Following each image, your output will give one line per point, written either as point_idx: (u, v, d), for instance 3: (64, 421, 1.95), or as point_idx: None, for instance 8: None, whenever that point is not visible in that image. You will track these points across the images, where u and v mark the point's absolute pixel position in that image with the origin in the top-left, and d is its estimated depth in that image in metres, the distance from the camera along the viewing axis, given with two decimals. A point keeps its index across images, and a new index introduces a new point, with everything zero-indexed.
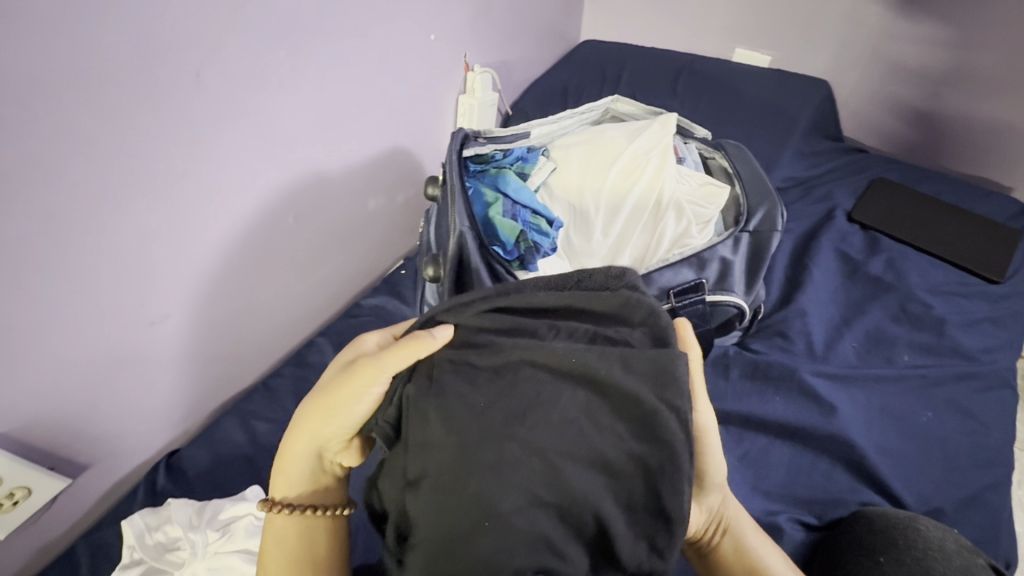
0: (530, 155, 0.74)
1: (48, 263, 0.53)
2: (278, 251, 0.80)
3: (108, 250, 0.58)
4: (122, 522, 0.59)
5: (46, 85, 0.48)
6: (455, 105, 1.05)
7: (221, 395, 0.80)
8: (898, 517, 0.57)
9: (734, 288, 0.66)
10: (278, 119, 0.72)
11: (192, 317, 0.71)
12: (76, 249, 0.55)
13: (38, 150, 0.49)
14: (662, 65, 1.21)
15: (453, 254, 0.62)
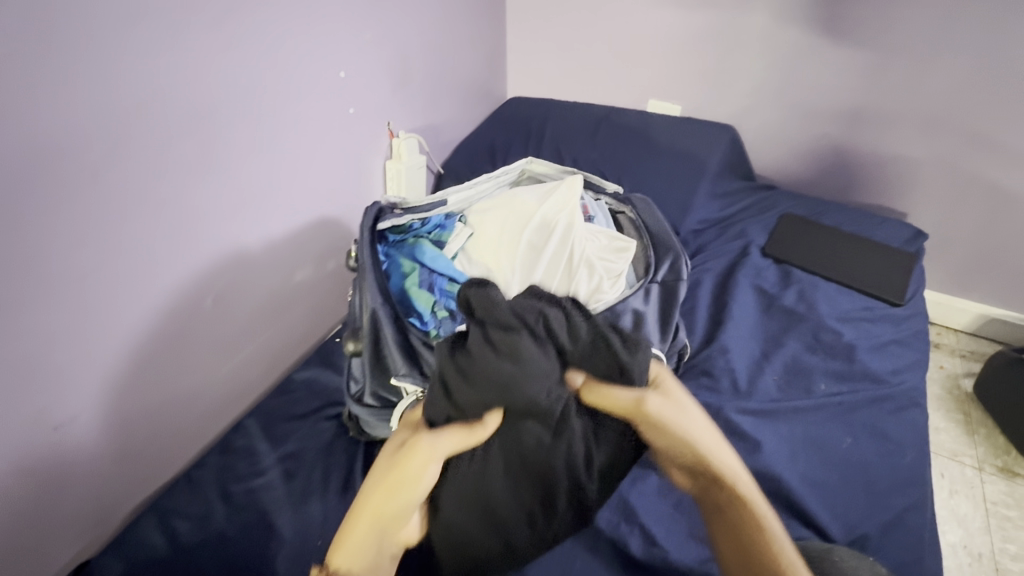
0: (447, 222, 0.76)
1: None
2: (199, 334, 0.78)
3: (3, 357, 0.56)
4: None
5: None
6: (383, 170, 1.06)
7: (139, 492, 0.75)
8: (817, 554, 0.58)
9: (650, 336, 0.70)
10: (191, 205, 0.72)
11: (103, 414, 0.68)
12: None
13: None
14: (582, 120, 1.28)
15: (369, 331, 0.64)
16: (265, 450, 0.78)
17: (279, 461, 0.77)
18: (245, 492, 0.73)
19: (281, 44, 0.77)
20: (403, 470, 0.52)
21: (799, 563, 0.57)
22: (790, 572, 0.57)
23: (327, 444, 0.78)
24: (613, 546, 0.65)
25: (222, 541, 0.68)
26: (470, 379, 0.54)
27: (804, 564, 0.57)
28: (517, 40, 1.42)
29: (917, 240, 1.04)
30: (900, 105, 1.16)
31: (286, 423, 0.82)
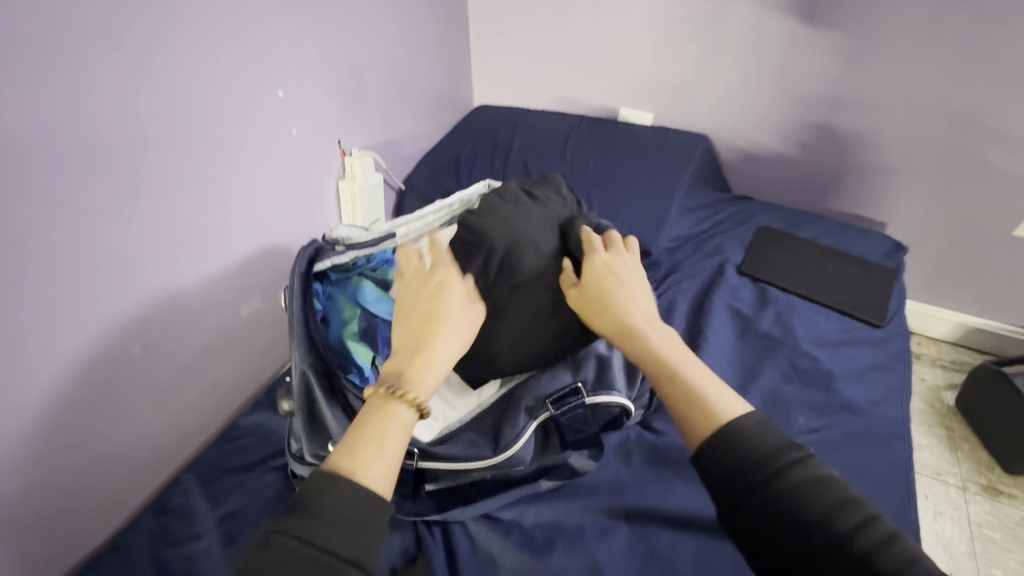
0: (396, 257, 0.70)
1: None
2: (128, 388, 0.70)
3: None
4: None
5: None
6: (336, 192, 1.00)
7: (60, 563, 0.68)
8: (859, 508, 0.44)
9: (615, 386, 0.66)
10: (106, 247, 0.64)
11: (8, 486, 0.60)
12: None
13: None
14: (551, 130, 1.22)
15: (301, 392, 0.58)
16: (203, 510, 0.71)
17: (217, 523, 0.70)
18: (178, 561, 0.66)
19: (205, 62, 0.70)
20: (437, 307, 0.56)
21: (825, 498, 0.44)
22: (810, 503, 0.44)
23: (271, 501, 0.72)
24: None
25: None
26: (482, 232, 0.70)
27: (836, 513, 0.43)
28: (482, 45, 1.35)
29: (897, 254, 1.00)
30: (877, 109, 1.12)
31: (228, 476, 0.75)
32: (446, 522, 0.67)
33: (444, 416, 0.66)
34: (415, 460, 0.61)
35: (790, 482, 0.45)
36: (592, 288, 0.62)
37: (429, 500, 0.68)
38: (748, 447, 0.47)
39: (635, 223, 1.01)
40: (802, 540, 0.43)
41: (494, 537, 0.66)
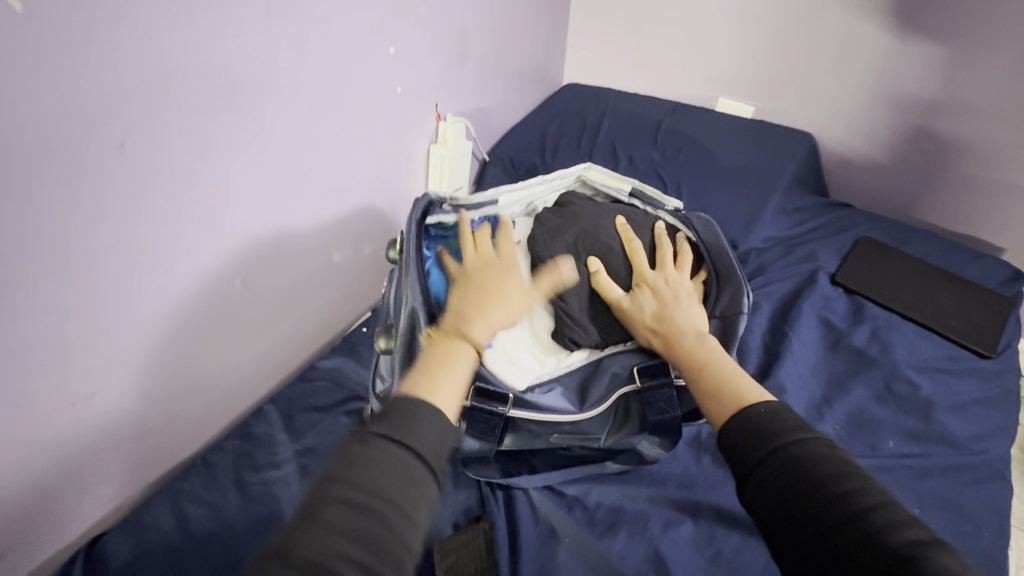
0: (495, 222, 0.71)
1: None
2: (227, 317, 0.75)
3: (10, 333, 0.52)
4: None
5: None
6: (426, 155, 1.00)
7: (158, 468, 0.74)
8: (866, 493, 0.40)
9: None
10: (223, 182, 0.67)
11: (124, 392, 0.65)
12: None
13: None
14: (642, 115, 1.18)
15: (404, 329, 0.60)
16: (283, 440, 0.75)
17: (296, 455, 0.74)
18: (260, 484, 0.71)
19: (332, 14, 0.72)
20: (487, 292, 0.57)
21: (822, 469, 0.42)
22: (810, 470, 0.42)
23: None
24: None
25: (230, 534, 0.66)
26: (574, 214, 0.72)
27: (842, 486, 0.40)
28: (580, 22, 1.31)
29: (1015, 284, 0.92)
30: (1008, 124, 1.03)
31: (307, 413, 0.78)
32: (509, 487, 0.67)
33: (532, 371, 0.63)
34: (507, 405, 0.60)
35: (798, 451, 0.43)
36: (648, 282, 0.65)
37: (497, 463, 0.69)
38: (766, 422, 0.46)
39: (726, 219, 0.97)
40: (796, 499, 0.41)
41: (556, 510, 0.66)
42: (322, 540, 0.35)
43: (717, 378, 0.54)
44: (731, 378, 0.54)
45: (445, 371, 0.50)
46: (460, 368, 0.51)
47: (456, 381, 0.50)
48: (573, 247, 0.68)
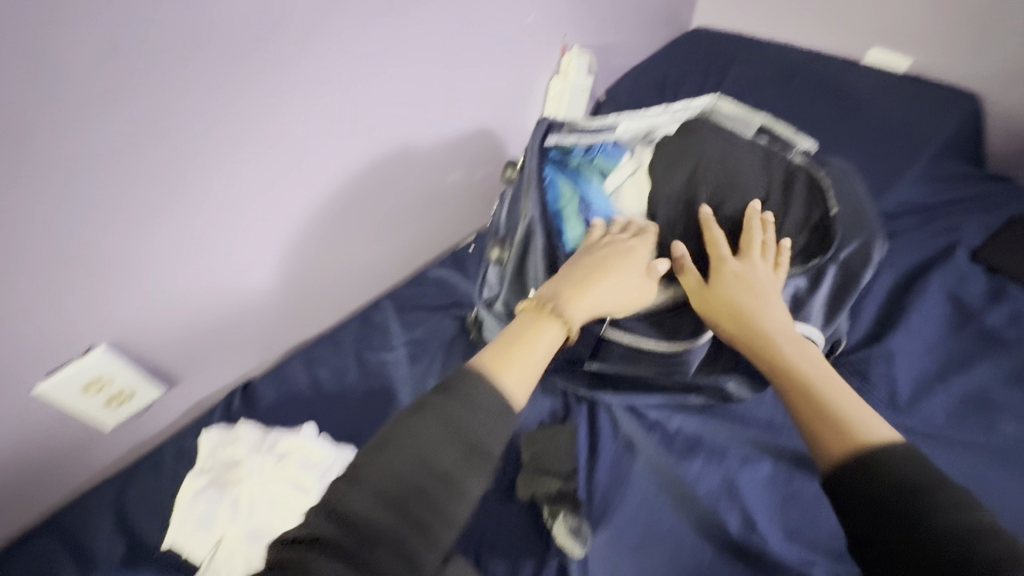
0: (614, 151, 0.71)
1: (153, 207, 0.57)
2: (360, 218, 0.83)
3: (204, 204, 0.62)
4: (202, 434, 0.69)
5: (174, 43, 0.50)
6: (546, 87, 1.02)
7: (295, 338, 0.86)
8: (953, 511, 0.39)
9: (810, 319, 0.61)
10: (375, 91, 0.72)
11: (277, 267, 0.76)
12: (179, 199, 0.59)
13: (164, 101, 0.52)
14: (777, 62, 1.10)
15: (520, 241, 0.64)
16: (396, 330, 0.85)
17: (406, 343, 0.83)
18: (376, 362, 0.81)
19: None
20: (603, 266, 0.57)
21: (915, 477, 0.41)
22: (906, 475, 0.42)
23: (450, 340, 0.83)
24: (710, 516, 0.62)
25: (351, 396, 0.77)
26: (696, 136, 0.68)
27: (942, 508, 0.39)
28: None
29: None
30: None
31: (417, 311, 0.87)
32: (594, 402, 0.72)
33: None
34: (601, 326, 0.60)
35: (893, 472, 0.42)
36: (723, 280, 0.58)
37: (583, 377, 0.72)
38: (891, 464, 0.42)
39: None
40: (878, 511, 0.41)
41: (638, 428, 0.70)
42: (361, 508, 0.39)
43: (828, 408, 0.48)
44: (836, 406, 0.48)
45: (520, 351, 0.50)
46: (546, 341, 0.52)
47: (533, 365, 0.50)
48: (691, 173, 0.65)
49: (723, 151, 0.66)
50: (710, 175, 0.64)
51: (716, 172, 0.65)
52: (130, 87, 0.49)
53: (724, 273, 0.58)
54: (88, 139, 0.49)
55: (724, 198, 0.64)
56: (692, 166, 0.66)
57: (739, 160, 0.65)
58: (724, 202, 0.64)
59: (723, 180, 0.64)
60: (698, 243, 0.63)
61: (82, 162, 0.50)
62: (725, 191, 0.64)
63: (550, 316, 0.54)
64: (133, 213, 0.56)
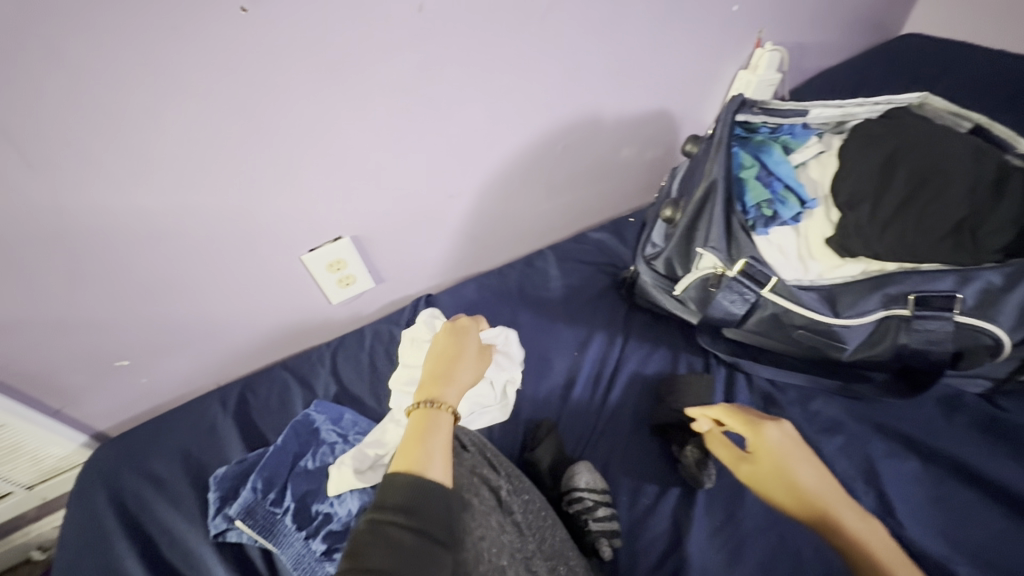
0: (801, 133, 0.75)
1: (406, 130, 0.74)
2: (543, 173, 0.95)
3: (440, 131, 0.77)
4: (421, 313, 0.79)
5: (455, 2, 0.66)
6: (732, 79, 1.06)
7: (469, 267, 1.01)
8: None
9: (996, 319, 0.60)
10: (583, 62, 0.83)
11: (473, 201, 0.91)
12: (425, 125, 0.75)
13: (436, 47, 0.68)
14: (1005, 73, 1.00)
15: (698, 199, 0.70)
16: (555, 275, 0.96)
17: (562, 287, 0.94)
18: (534, 297, 0.93)
19: None
20: (416, 439, 0.54)
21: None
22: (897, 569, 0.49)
23: (602, 292, 0.92)
24: (843, 493, 0.63)
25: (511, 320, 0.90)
26: (901, 126, 0.70)
27: None
28: None
29: None
30: None
31: (575, 263, 0.98)
32: (734, 367, 0.76)
33: (796, 271, 0.67)
34: (765, 287, 0.66)
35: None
36: (762, 455, 0.58)
37: (725, 344, 0.76)
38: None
39: None
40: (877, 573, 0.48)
41: (777, 399, 0.72)
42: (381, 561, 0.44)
43: (845, 532, 0.51)
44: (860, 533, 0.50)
45: (456, 361, 0.63)
46: (433, 423, 0.56)
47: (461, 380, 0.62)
48: (892, 153, 0.68)
49: (931, 138, 0.67)
50: (912, 157, 0.66)
51: (921, 156, 0.66)
52: (417, 33, 0.66)
53: (743, 470, 0.60)
54: (384, 67, 0.66)
55: (928, 177, 0.65)
56: (894, 146, 0.68)
57: (949, 149, 0.66)
58: (926, 180, 0.64)
59: (930, 162, 0.65)
60: (889, 212, 0.64)
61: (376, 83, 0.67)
62: (930, 172, 0.65)
63: (433, 412, 0.57)
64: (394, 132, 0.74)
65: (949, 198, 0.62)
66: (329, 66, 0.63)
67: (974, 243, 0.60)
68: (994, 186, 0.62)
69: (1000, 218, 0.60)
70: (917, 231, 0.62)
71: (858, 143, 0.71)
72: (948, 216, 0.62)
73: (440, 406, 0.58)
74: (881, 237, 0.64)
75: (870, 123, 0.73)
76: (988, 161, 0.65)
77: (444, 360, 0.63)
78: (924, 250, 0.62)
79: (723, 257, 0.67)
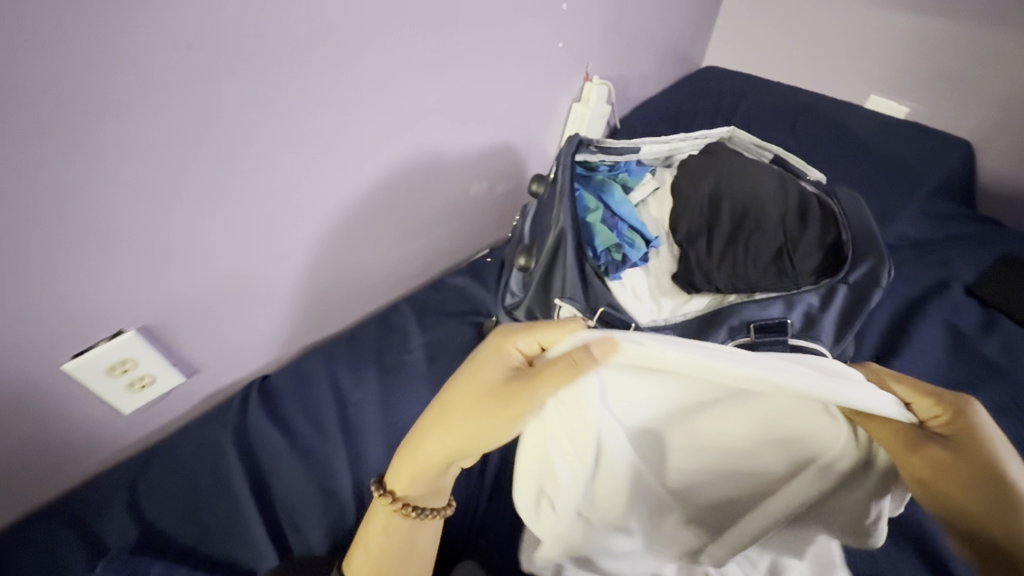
0: (636, 169, 0.77)
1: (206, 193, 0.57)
2: (387, 220, 0.84)
3: (255, 188, 0.62)
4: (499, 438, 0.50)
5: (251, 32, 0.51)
6: (568, 110, 1.07)
7: (312, 334, 0.86)
8: None
9: (821, 335, 0.62)
10: (417, 100, 0.75)
11: (307, 261, 0.77)
12: (232, 183, 0.59)
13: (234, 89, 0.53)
14: (783, 103, 1.17)
15: (549, 249, 0.66)
16: (414, 333, 0.87)
17: (424, 345, 0.86)
18: (394, 363, 0.83)
19: None
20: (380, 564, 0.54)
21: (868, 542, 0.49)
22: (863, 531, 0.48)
23: (467, 345, 0.86)
24: None
25: (371, 393, 0.79)
26: (719, 161, 0.75)
27: None
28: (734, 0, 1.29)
29: None
30: None
31: (436, 316, 0.90)
32: None
33: (652, 311, 0.66)
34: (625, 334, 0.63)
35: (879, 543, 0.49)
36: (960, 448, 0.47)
37: None
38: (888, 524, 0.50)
39: None
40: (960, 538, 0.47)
41: None
42: None
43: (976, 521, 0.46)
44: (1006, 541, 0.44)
45: (472, 415, 0.49)
46: (401, 537, 0.55)
47: (477, 438, 0.49)
48: (716, 190, 0.72)
49: (745, 171, 0.73)
50: (733, 191, 0.71)
51: (740, 190, 0.71)
52: (203, 75, 0.50)
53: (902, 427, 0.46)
54: (155, 129, 0.49)
55: (748, 211, 0.70)
56: (717, 181, 0.72)
57: (760, 181, 0.72)
58: (746, 215, 0.70)
59: (747, 196, 0.71)
60: (720, 248, 0.68)
61: (148, 150, 0.50)
62: (748, 206, 0.70)
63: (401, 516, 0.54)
64: (188, 196, 0.56)
65: (766, 230, 0.68)
66: (61, 117, 0.43)
67: (791, 270, 0.66)
68: (798, 218, 0.70)
69: (807, 245, 0.67)
70: (746, 264, 0.67)
71: (687, 178, 0.74)
72: (766, 247, 0.68)
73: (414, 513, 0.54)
74: (719, 271, 0.67)
75: (694, 157, 0.77)
76: (791, 192, 0.72)
77: (472, 405, 0.49)
78: (755, 282, 0.66)
79: (581, 307, 0.64)
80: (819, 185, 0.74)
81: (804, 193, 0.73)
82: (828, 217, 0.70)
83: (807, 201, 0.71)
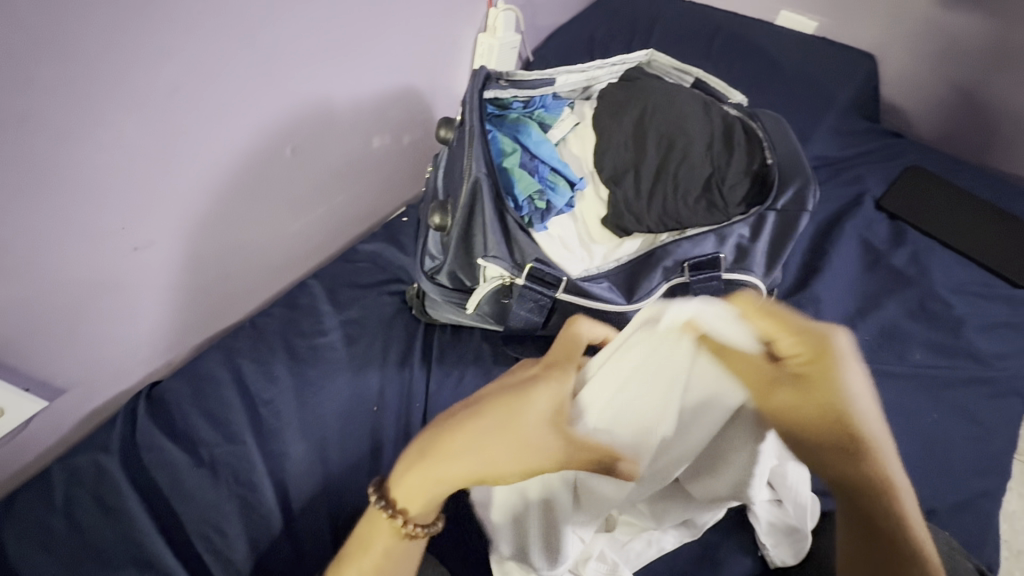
0: (553, 104, 0.70)
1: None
2: (275, 187, 0.72)
3: (71, 157, 0.50)
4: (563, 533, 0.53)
5: None
6: (474, 44, 0.96)
7: (208, 329, 0.75)
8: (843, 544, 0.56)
9: (754, 267, 0.60)
10: (281, 38, 0.62)
11: (181, 246, 0.65)
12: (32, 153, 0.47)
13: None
14: (700, 23, 1.11)
15: (465, 202, 0.57)
16: (328, 311, 0.78)
17: (341, 324, 0.77)
18: (307, 348, 0.74)
19: None
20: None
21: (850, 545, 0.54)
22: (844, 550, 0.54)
23: (390, 318, 0.78)
24: None
25: (287, 386, 0.70)
26: (639, 89, 0.69)
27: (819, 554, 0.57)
28: None
29: None
30: None
31: (350, 290, 0.81)
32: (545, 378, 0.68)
33: (583, 261, 0.62)
34: (558, 289, 0.58)
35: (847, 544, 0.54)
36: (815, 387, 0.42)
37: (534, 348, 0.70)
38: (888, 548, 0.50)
39: None
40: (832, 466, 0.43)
41: None
42: None
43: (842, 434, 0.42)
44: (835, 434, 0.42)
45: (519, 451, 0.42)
46: (402, 560, 0.46)
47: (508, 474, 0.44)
48: (637, 122, 0.66)
49: (667, 97, 0.68)
50: (656, 121, 0.66)
51: (664, 121, 0.66)
52: None
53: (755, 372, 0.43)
54: None
55: (674, 140, 0.65)
56: (638, 114, 0.67)
57: (683, 107, 0.67)
58: (672, 145, 0.65)
59: (672, 125, 0.66)
60: (648, 186, 0.64)
61: None
62: (673, 135, 0.65)
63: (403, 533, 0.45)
64: None
65: (693, 162, 0.64)
66: None
67: (721, 202, 0.63)
68: (724, 146, 0.66)
69: (733, 175, 0.64)
70: (675, 200, 0.63)
71: (608, 110, 0.68)
72: (695, 181, 0.64)
73: (418, 531, 0.45)
74: (648, 212, 0.62)
75: (613, 85, 0.71)
76: (714, 118, 0.68)
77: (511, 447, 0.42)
78: (686, 220, 0.62)
79: (508, 265, 0.57)
80: (741, 110, 0.71)
81: (727, 117, 0.69)
82: (753, 142, 0.68)
83: (731, 126, 0.68)
